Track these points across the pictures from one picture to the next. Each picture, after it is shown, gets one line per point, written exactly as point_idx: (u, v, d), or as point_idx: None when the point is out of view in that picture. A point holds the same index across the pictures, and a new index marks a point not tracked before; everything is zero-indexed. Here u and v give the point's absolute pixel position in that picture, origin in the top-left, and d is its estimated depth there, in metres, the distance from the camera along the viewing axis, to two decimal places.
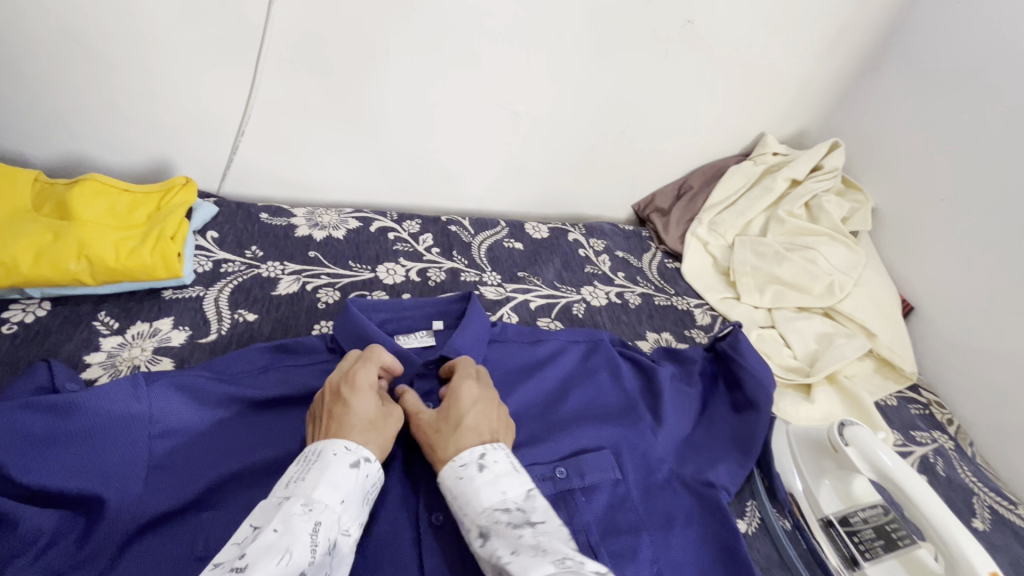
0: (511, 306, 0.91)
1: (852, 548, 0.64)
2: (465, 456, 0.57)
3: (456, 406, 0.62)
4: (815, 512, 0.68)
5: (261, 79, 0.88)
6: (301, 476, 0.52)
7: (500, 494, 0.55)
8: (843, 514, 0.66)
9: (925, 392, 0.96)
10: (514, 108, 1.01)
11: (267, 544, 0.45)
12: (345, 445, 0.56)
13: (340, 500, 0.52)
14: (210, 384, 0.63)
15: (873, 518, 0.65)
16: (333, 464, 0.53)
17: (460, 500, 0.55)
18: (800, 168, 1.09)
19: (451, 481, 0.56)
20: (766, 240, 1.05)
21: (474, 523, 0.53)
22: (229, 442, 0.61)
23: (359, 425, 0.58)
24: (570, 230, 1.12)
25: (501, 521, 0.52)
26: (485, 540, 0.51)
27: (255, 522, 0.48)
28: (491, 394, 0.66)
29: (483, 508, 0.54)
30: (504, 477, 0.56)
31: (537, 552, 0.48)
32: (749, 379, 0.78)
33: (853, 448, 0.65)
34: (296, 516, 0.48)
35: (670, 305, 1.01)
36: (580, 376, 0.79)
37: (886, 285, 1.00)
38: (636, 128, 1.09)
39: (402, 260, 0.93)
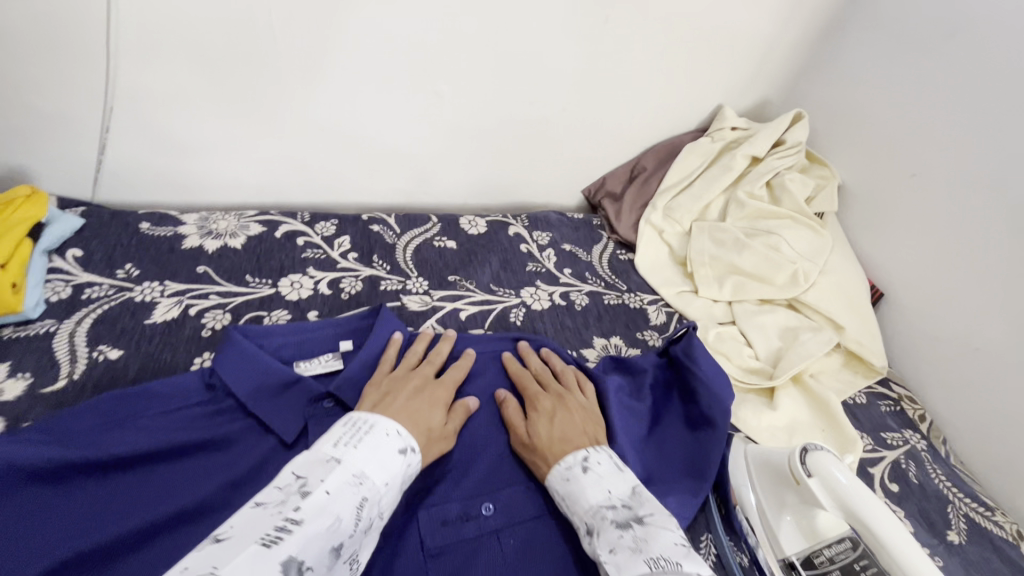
0: (437, 317, 0.79)
1: None
2: (570, 460, 0.58)
3: (549, 416, 0.64)
4: (774, 551, 0.58)
5: (117, 64, 0.73)
6: (353, 444, 0.50)
7: (605, 492, 0.54)
8: (807, 554, 0.57)
9: (895, 386, 0.88)
10: (436, 88, 0.88)
11: (320, 504, 0.43)
12: (399, 430, 0.54)
13: (384, 482, 0.50)
14: (30, 448, 0.49)
15: (840, 557, 0.55)
16: (381, 442, 0.52)
17: (567, 501, 0.55)
18: (761, 144, 0.99)
19: (559, 484, 0.57)
20: (725, 226, 0.96)
21: (582, 521, 0.53)
22: (63, 520, 0.48)
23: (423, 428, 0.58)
24: (511, 223, 1.00)
25: (607, 517, 0.51)
26: (591, 538, 0.51)
27: (297, 470, 0.46)
28: (572, 401, 0.67)
29: (590, 505, 0.53)
30: (608, 477, 0.55)
31: (639, 550, 0.47)
32: (703, 390, 0.70)
33: (816, 480, 0.55)
34: (347, 485, 0.46)
35: (621, 303, 0.91)
36: (509, 389, 0.70)
37: (854, 270, 0.92)
38: (580, 104, 0.97)
39: (311, 270, 0.81)
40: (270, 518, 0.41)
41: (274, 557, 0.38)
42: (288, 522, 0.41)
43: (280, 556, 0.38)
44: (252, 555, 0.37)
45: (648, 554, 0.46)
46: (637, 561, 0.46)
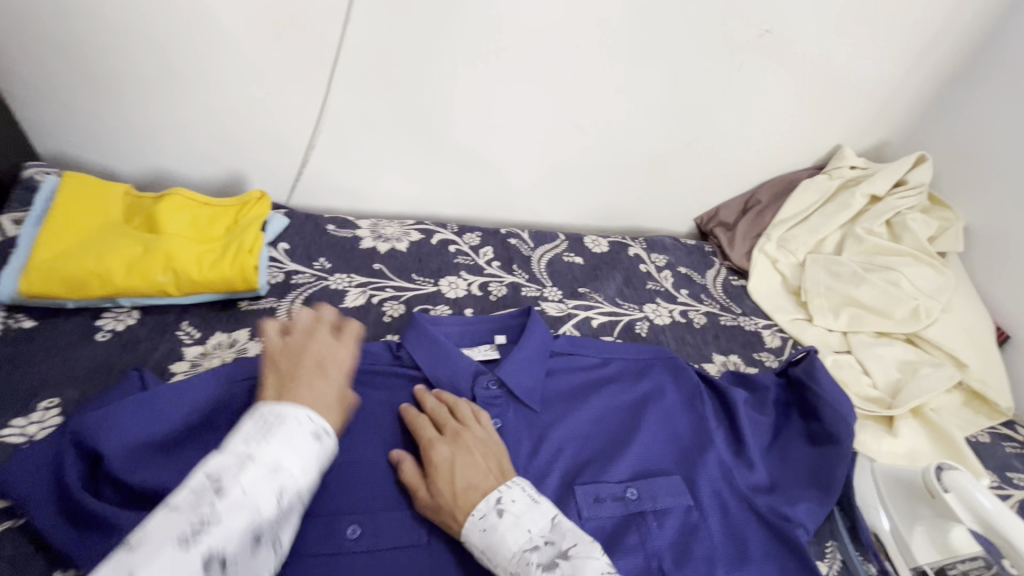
0: (573, 322, 0.88)
1: None
2: (483, 508, 0.55)
3: (451, 470, 0.58)
4: (906, 560, 0.63)
5: (331, 96, 0.90)
6: (264, 438, 0.47)
7: (525, 533, 0.53)
8: (940, 565, 0.61)
9: (1021, 429, 0.88)
10: (578, 121, 0.99)
11: (235, 508, 0.43)
12: (482, 505, 0.55)
13: (304, 469, 0.47)
14: None
15: (974, 572, 0.59)
16: (296, 431, 0.48)
17: (487, 551, 0.53)
18: (881, 183, 1.02)
19: (476, 534, 0.54)
20: (842, 259, 0.99)
21: (506, 571, 0.52)
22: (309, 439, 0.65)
23: (319, 404, 0.52)
24: (630, 244, 1.09)
25: (532, 563, 0.51)
26: None
27: (207, 470, 0.44)
28: (467, 436, 0.62)
29: (513, 553, 0.52)
30: (524, 515, 0.54)
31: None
32: (827, 411, 0.75)
33: (952, 496, 0.60)
34: (262, 477, 0.45)
35: (736, 325, 0.96)
36: (648, 389, 0.78)
37: (978, 310, 0.93)
38: (704, 139, 1.05)
39: (464, 273, 0.93)
40: (181, 520, 0.41)
41: (191, 560, 0.40)
42: (198, 531, 0.41)
43: (196, 558, 0.40)
44: (165, 566, 0.39)
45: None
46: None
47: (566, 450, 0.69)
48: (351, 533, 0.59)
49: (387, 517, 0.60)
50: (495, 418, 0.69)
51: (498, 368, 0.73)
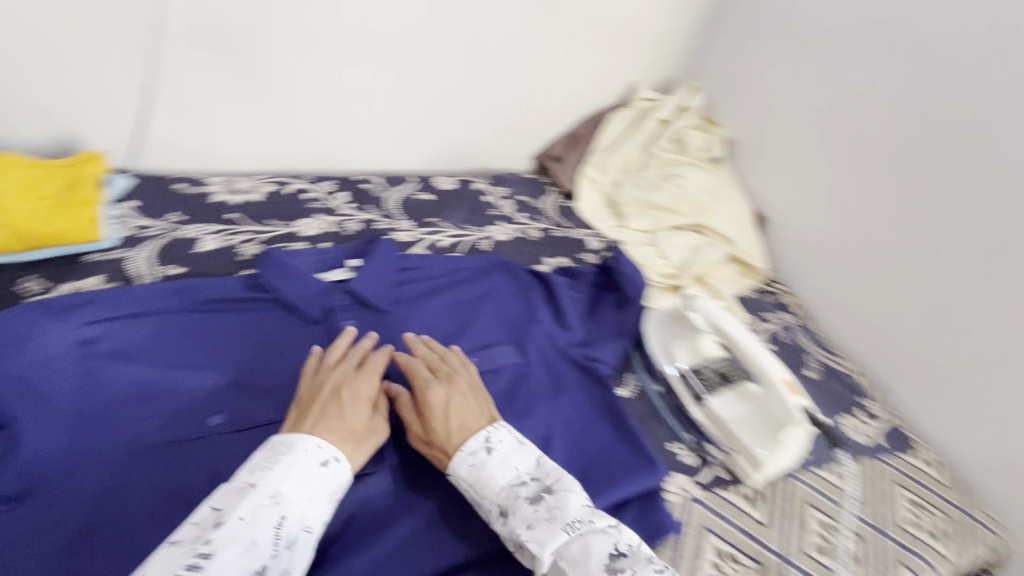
0: (422, 245, 1.00)
1: (699, 387, 0.81)
2: (472, 445, 0.63)
3: (442, 413, 0.66)
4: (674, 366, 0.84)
5: (163, 56, 0.93)
6: (271, 466, 0.55)
7: (512, 471, 0.62)
8: (695, 365, 0.83)
9: (776, 284, 1.16)
10: (412, 72, 1.12)
11: (233, 531, 0.49)
12: (471, 444, 0.63)
13: (307, 497, 0.54)
14: (135, 308, 0.72)
15: (717, 365, 0.83)
16: (300, 460, 0.56)
17: (473, 486, 0.62)
18: (667, 110, 1.26)
19: (465, 470, 0.62)
20: (644, 174, 1.22)
21: (492, 503, 0.61)
22: (171, 355, 0.71)
23: (338, 432, 0.60)
24: (475, 181, 1.24)
25: (520, 495, 0.60)
26: (505, 515, 0.59)
27: (214, 504, 0.52)
28: (461, 380, 0.70)
29: (501, 486, 0.61)
30: (511, 454, 0.63)
31: (558, 519, 0.58)
32: (626, 283, 0.94)
33: (698, 313, 0.86)
34: (263, 508, 0.51)
35: (566, 236, 1.15)
36: (485, 287, 0.92)
37: (741, 201, 1.20)
38: (524, 83, 1.23)
39: (319, 216, 1.01)
40: (184, 551, 0.47)
41: None
42: (199, 557, 0.47)
43: None
44: None
45: (565, 522, 0.58)
46: (548, 534, 0.57)
47: (415, 337, 0.82)
48: (215, 421, 0.67)
49: (250, 405, 0.70)
50: (348, 320, 0.80)
51: (349, 281, 0.84)
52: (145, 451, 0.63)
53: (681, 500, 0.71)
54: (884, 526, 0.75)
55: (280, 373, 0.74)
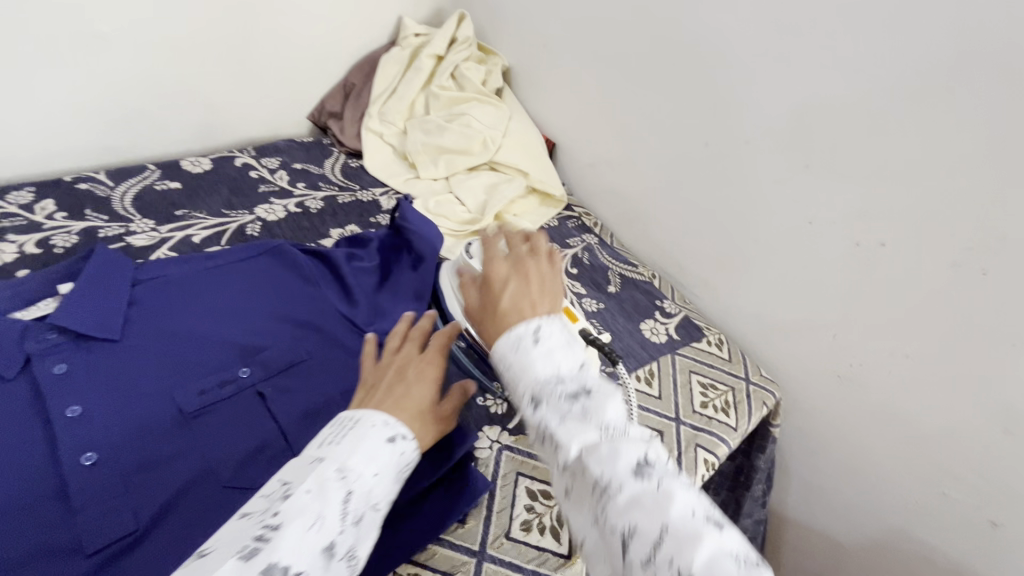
0: (169, 246, 0.84)
1: None
2: (519, 330, 0.46)
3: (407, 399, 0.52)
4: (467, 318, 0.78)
5: None
6: (336, 439, 0.47)
7: (557, 367, 0.44)
8: None
9: (577, 208, 1.18)
10: (97, 33, 0.89)
11: (298, 503, 0.41)
12: (516, 331, 0.46)
13: (374, 472, 0.46)
14: None
15: None
16: (366, 434, 0.48)
17: (509, 368, 0.45)
18: (438, 44, 1.17)
19: (503, 350, 0.46)
20: (428, 117, 1.13)
21: (525, 390, 0.44)
22: None
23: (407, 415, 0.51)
24: (237, 155, 1.06)
25: (559, 388, 0.43)
26: (536, 407, 0.43)
27: (284, 476, 0.45)
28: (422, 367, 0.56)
29: (538, 378, 0.44)
30: (559, 350, 0.45)
31: (591, 417, 0.42)
32: (417, 240, 0.87)
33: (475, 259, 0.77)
34: (329, 482, 0.43)
35: (354, 200, 1.04)
36: (257, 279, 0.80)
37: (530, 130, 1.17)
38: (265, 32, 1.06)
39: (11, 236, 0.79)
40: (253, 525, 0.40)
41: (254, 566, 0.37)
42: (265, 530, 0.39)
43: (263, 562, 0.37)
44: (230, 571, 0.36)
45: (598, 419, 0.42)
46: (558, 433, 0.41)
47: (161, 361, 0.68)
48: None
49: None
50: (58, 364, 0.63)
51: (52, 314, 0.66)
52: None
53: (490, 454, 0.70)
54: (678, 416, 0.83)
55: None
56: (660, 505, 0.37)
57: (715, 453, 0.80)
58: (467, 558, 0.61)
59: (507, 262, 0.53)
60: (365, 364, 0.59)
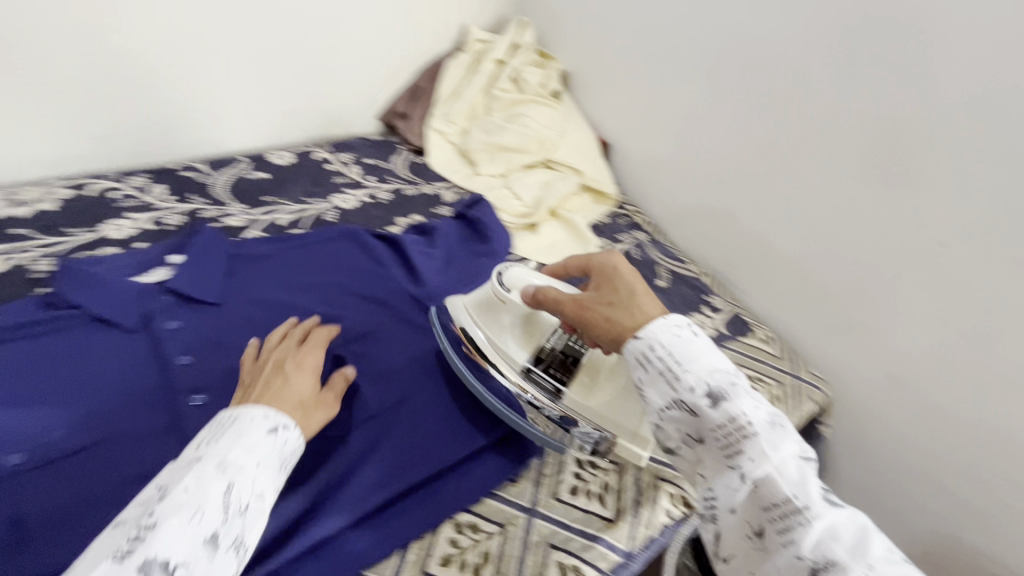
0: (259, 227, 0.94)
1: (551, 381, 0.71)
2: (679, 322, 0.57)
3: (289, 386, 0.63)
4: (516, 367, 0.73)
5: None
6: (216, 438, 0.53)
7: (723, 362, 0.55)
8: (535, 356, 0.73)
9: (628, 207, 1.22)
10: (206, 39, 1.01)
11: (180, 499, 0.47)
12: (675, 324, 0.57)
13: (257, 463, 0.52)
14: None
15: (559, 340, 0.72)
16: (250, 430, 0.54)
17: (683, 360, 0.54)
18: (501, 50, 1.25)
19: (671, 340, 0.55)
20: (489, 118, 1.20)
21: (699, 383, 0.53)
22: None
23: (288, 403, 0.60)
24: (316, 150, 1.17)
25: (734, 385, 0.53)
26: (718, 403, 0.52)
27: (160, 483, 0.49)
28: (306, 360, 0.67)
29: (714, 371, 0.53)
30: (716, 347, 0.56)
31: (783, 428, 0.51)
32: (494, 239, 0.98)
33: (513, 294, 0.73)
34: (210, 476, 0.49)
35: (419, 192, 1.12)
36: (340, 258, 0.89)
37: (585, 131, 1.22)
38: (346, 39, 1.16)
39: (131, 214, 0.91)
40: (124, 532, 0.45)
41: (132, 563, 0.42)
42: (144, 528, 0.45)
43: (136, 559, 0.42)
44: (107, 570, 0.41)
45: (777, 426, 0.51)
46: (751, 442, 0.50)
47: (257, 323, 0.77)
48: (14, 458, 0.59)
49: (57, 433, 0.61)
50: (172, 320, 0.74)
51: (169, 281, 0.77)
52: None
53: None
54: None
55: (96, 389, 0.66)
56: (854, 537, 0.46)
57: None
58: (521, 513, 0.67)
59: (640, 281, 0.63)
60: (245, 359, 0.68)
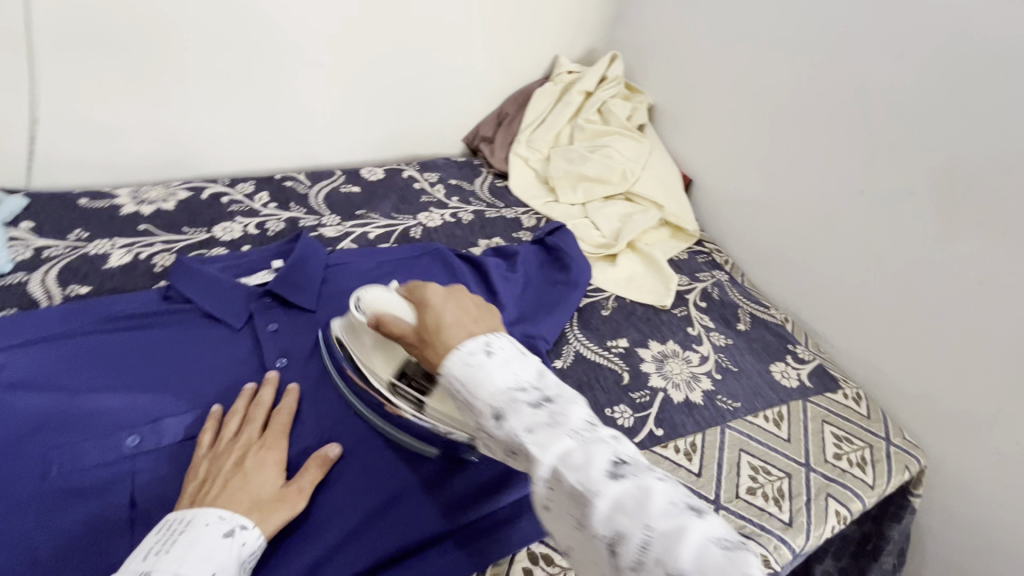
0: (351, 239, 0.99)
1: (413, 393, 0.66)
2: (471, 344, 0.52)
3: (247, 482, 0.58)
4: (379, 378, 0.68)
5: (40, 62, 0.86)
6: (165, 549, 0.50)
7: (513, 375, 0.49)
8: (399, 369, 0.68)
9: (708, 244, 1.19)
10: (320, 61, 1.08)
11: None
12: (462, 347, 0.52)
13: (212, 572, 0.50)
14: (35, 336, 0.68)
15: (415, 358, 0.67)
16: (204, 536, 0.51)
17: (467, 386, 0.49)
18: (589, 82, 1.27)
19: (458, 369, 0.50)
20: (572, 147, 1.22)
21: (486, 405, 0.48)
22: (80, 376, 0.67)
23: (238, 502, 0.56)
24: (405, 168, 1.22)
25: (519, 399, 0.47)
26: (501, 420, 0.47)
27: None
28: (264, 453, 0.62)
29: (499, 390, 0.48)
30: (513, 361, 0.51)
31: (558, 424, 0.45)
32: (573, 267, 0.97)
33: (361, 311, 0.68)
34: None
35: (500, 216, 1.15)
36: (424, 276, 0.91)
37: (668, 166, 1.22)
38: (443, 65, 1.21)
39: (238, 218, 0.97)
40: None
41: None
42: None
43: None
44: None
45: (569, 428, 0.45)
46: (559, 434, 0.45)
47: None
48: (131, 441, 0.63)
49: (168, 421, 0.65)
50: (270, 322, 0.77)
51: (270, 284, 0.81)
52: (56, 484, 0.58)
53: None
54: (811, 462, 0.80)
55: (203, 382, 0.70)
56: (639, 502, 0.41)
57: (849, 508, 0.76)
58: None
59: (453, 300, 0.59)
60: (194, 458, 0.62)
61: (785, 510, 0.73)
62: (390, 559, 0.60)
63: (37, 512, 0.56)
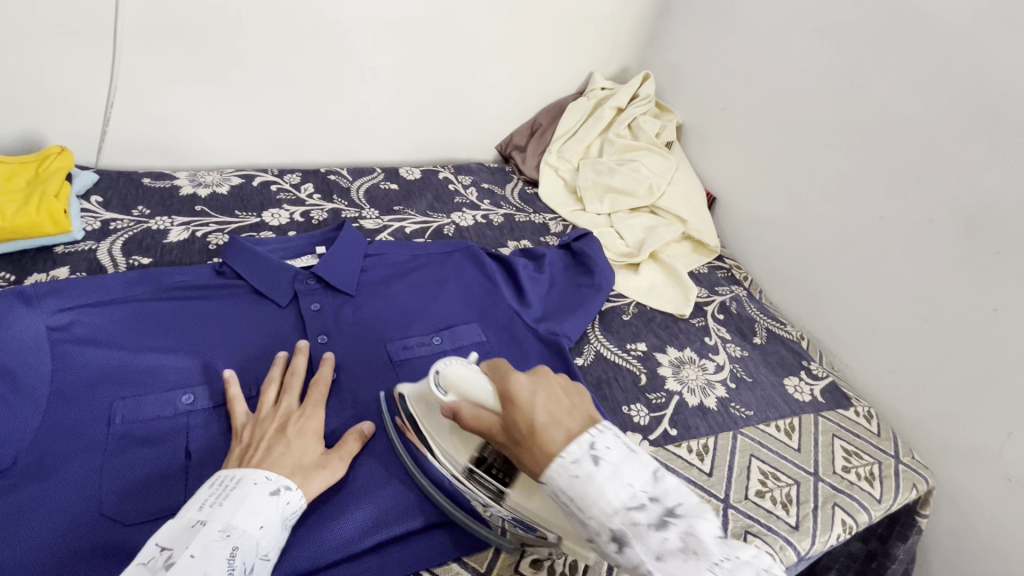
0: (388, 232, 1.04)
1: (494, 483, 0.62)
2: (573, 452, 0.49)
3: (290, 448, 0.62)
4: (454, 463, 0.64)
5: (122, 52, 0.94)
6: (218, 501, 0.54)
7: (627, 488, 0.47)
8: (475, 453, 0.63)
9: (728, 260, 1.23)
10: (371, 65, 1.15)
11: (187, 567, 0.48)
12: (568, 456, 0.49)
13: (260, 525, 0.53)
14: (104, 298, 0.74)
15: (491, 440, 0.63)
16: (253, 492, 0.55)
17: (579, 502, 0.48)
18: (622, 98, 1.32)
19: (564, 483, 0.48)
20: (602, 159, 1.27)
21: (602, 526, 0.47)
22: (142, 337, 0.73)
23: (282, 466, 0.60)
24: (440, 170, 1.28)
25: (639, 521, 0.46)
26: (623, 546, 0.46)
27: (162, 542, 0.50)
28: (304, 422, 0.66)
29: (615, 509, 0.46)
30: (621, 466, 0.48)
31: (692, 552, 0.44)
32: (596, 271, 1.01)
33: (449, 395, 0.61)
34: (214, 542, 0.50)
35: (528, 220, 1.20)
36: (455, 270, 0.96)
37: (693, 183, 1.26)
38: (484, 76, 1.28)
39: (286, 206, 1.04)
40: None
41: None
42: None
43: None
44: None
45: (703, 556, 0.44)
46: (693, 566, 0.44)
47: (381, 316, 0.85)
48: (185, 399, 0.68)
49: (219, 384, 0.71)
50: (314, 302, 0.82)
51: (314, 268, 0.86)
52: (118, 431, 0.64)
53: None
54: (818, 472, 0.82)
55: (251, 352, 0.76)
56: None
57: (856, 518, 0.78)
58: None
59: (546, 392, 0.55)
60: (235, 425, 0.66)
61: (792, 514, 0.76)
62: (417, 525, 0.64)
63: (102, 454, 0.61)
